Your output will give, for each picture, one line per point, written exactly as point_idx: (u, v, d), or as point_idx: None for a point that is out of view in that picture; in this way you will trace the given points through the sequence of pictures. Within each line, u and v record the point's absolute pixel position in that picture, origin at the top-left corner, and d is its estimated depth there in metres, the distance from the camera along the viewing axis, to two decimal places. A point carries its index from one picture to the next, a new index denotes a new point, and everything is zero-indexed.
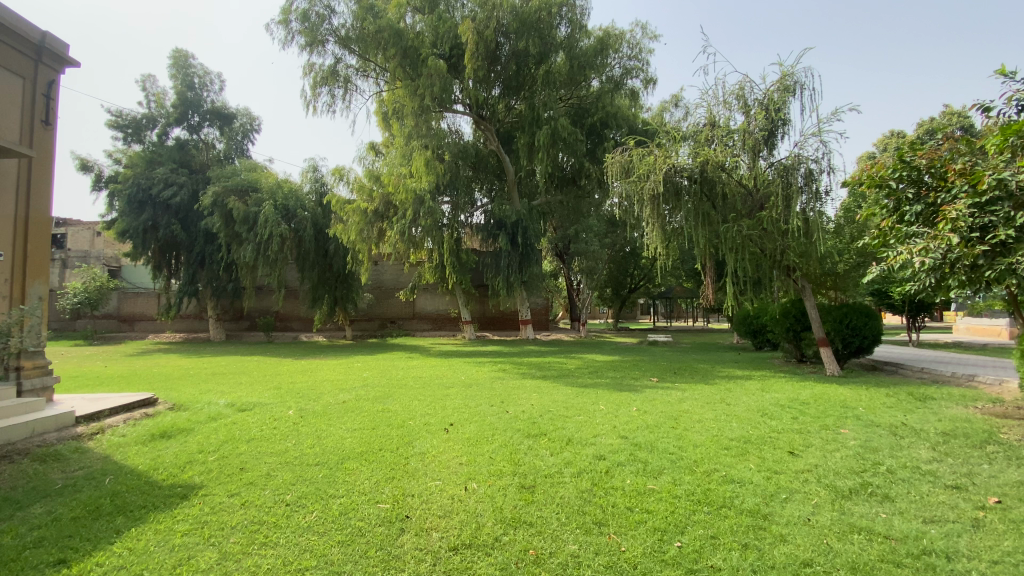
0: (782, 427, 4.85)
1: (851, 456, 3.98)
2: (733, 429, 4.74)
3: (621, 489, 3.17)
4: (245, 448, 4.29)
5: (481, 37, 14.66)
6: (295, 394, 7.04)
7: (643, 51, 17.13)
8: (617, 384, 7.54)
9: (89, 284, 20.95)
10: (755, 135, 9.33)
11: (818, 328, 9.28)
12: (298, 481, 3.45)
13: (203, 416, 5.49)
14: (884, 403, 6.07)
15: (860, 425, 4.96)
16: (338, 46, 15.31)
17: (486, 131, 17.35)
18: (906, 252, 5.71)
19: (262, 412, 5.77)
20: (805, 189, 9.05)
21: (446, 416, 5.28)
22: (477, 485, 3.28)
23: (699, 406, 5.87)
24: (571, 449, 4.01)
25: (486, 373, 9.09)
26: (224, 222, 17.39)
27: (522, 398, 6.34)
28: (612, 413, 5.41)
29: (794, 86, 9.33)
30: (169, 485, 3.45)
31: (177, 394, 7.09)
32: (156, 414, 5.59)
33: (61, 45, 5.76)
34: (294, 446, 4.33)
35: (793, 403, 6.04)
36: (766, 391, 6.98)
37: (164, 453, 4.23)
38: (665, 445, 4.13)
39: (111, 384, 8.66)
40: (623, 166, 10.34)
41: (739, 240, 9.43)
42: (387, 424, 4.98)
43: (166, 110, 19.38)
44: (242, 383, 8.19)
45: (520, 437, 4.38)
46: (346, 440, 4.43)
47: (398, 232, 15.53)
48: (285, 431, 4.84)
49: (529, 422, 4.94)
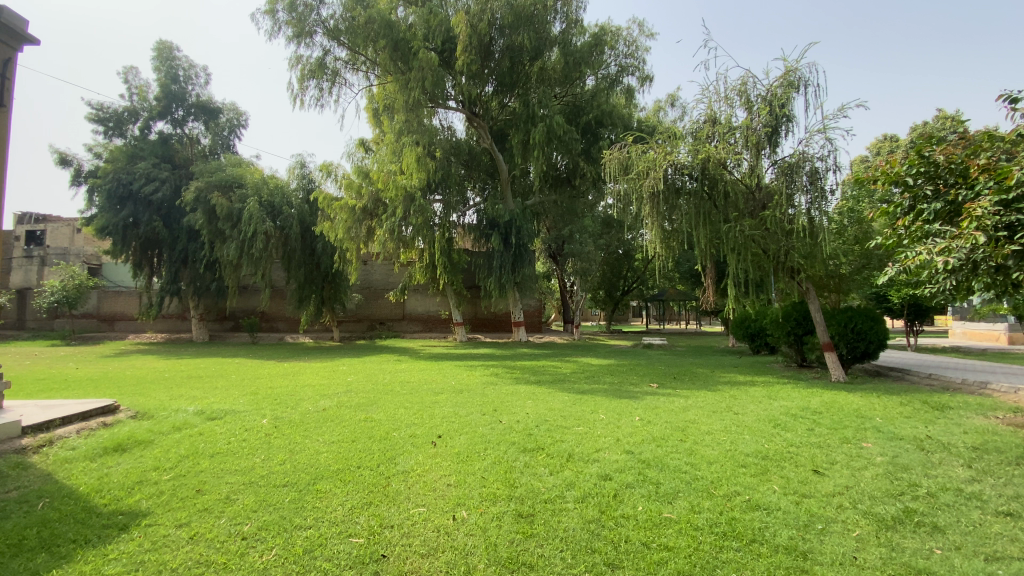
0: (799, 440, 4.47)
1: (882, 476, 3.61)
2: (748, 443, 4.34)
3: (635, 519, 2.76)
4: (206, 465, 3.82)
5: (475, 30, 14.27)
6: (271, 400, 6.56)
7: (640, 49, 16.85)
8: (617, 390, 7.13)
9: (66, 283, 20.15)
10: (757, 133, 9.02)
11: (823, 332, 8.95)
12: (261, 507, 3.00)
13: (167, 426, 5.00)
14: (901, 413, 5.72)
15: (882, 439, 4.59)
16: (327, 38, 14.80)
17: (479, 129, 16.90)
18: (923, 251, 5.40)
19: (234, 422, 5.31)
20: (810, 188, 8.67)
21: (433, 427, 4.84)
22: (467, 514, 2.85)
23: (705, 415, 5.49)
24: (572, 467, 3.59)
25: (477, 377, 8.66)
26: (207, 219, 16.81)
27: (516, 406, 5.92)
28: (613, 423, 5.00)
29: (798, 82, 9.00)
30: (110, 513, 3.00)
31: (143, 399, 6.57)
32: (116, 424, 5.09)
33: (18, 21, 5.18)
34: (262, 462, 3.88)
35: (805, 413, 5.66)
36: (773, 399, 6.58)
37: (113, 471, 3.75)
38: (676, 463, 3.73)
39: (75, 388, 8.07)
40: (621, 163, 9.91)
41: (740, 241, 9.06)
42: (369, 436, 4.55)
43: (148, 104, 18.74)
44: (218, 388, 7.67)
45: (515, 452, 3.95)
46: (321, 456, 3.98)
47: (388, 230, 15.06)
48: (255, 445, 4.37)
49: (524, 434, 4.51)
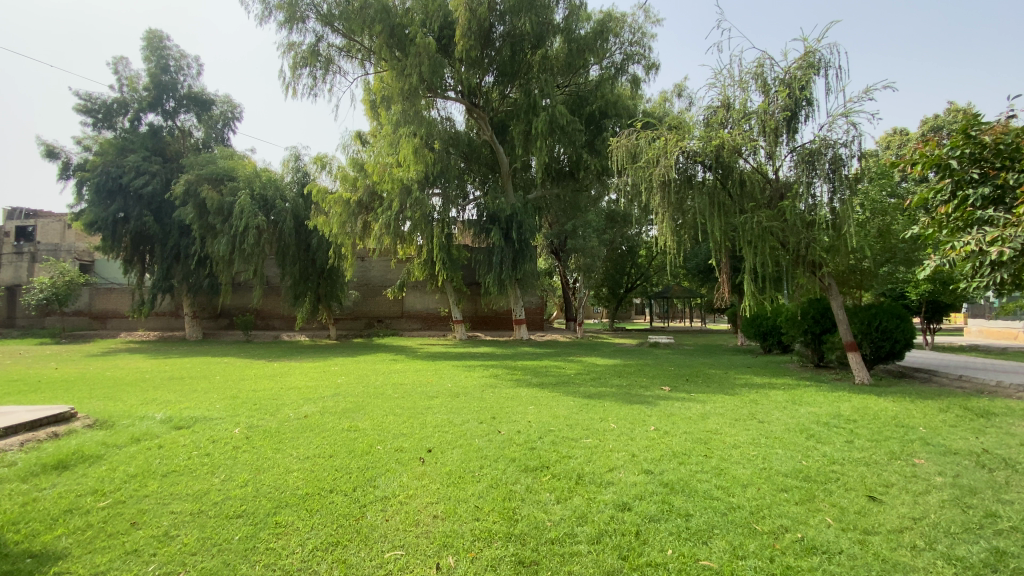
0: (842, 455, 3.88)
1: (951, 503, 3.04)
2: (784, 460, 3.76)
3: (664, 570, 2.24)
4: (153, 488, 3.29)
5: (475, 14, 13.64)
6: (248, 405, 6.00)
7: (646, 36, 16.25)
8: (626, 394, 6.56)
9: (57, 279, 19.48)
10: (775, 117, 8.39)
11: (846, 331, 8.34)
12: (203, 549, 2.49)
13: (124, 438, 4.44)
14: (945, 422, 5.14)
15: (935, 453, 4.02)
16: (319, 23, 14.15)
17: (479, 120, 16.29)
18: (969, 242, 4.60)
19: (202, 431, 4.76)
20: (833, 176, 8.02)
21: (424, 438, 4.29)
22: (454, 561, 2.32)
23: (726, 425, 4.92)
24: (584, 493, 3.03)
25: (475, 379, 8.09)
26: (197, 213, 16.32)
27: (516, 414, 5.35)
28: (626, 434, 4.43)
29: (818, 64, 8.39)
30: (17, 555, 2.50)
31: (108, 405, 6.01)
32: (67, 436, 4.53)
33: None
34: (219, 484, 3.32)
35: (838, 421, 5.08)
36: (799, 404, 6.00)
37: (42, 497, 3.21)
38: (705, 487, 3.15)
39: (44, 391, 7.53)
40: (629, 150, 9.34)
41: (757, 233, 8.47)
42: (350, 450, 4.00)
43: (138, 95, 18.16)
44: (194, 392, 7.11)
45: (515, 472, 3.39)
46: (290, 476, 3.43)
47: (384, 224, 14.51)
48: (217, 460, 3.83)
49: (526, 449, 3.95)
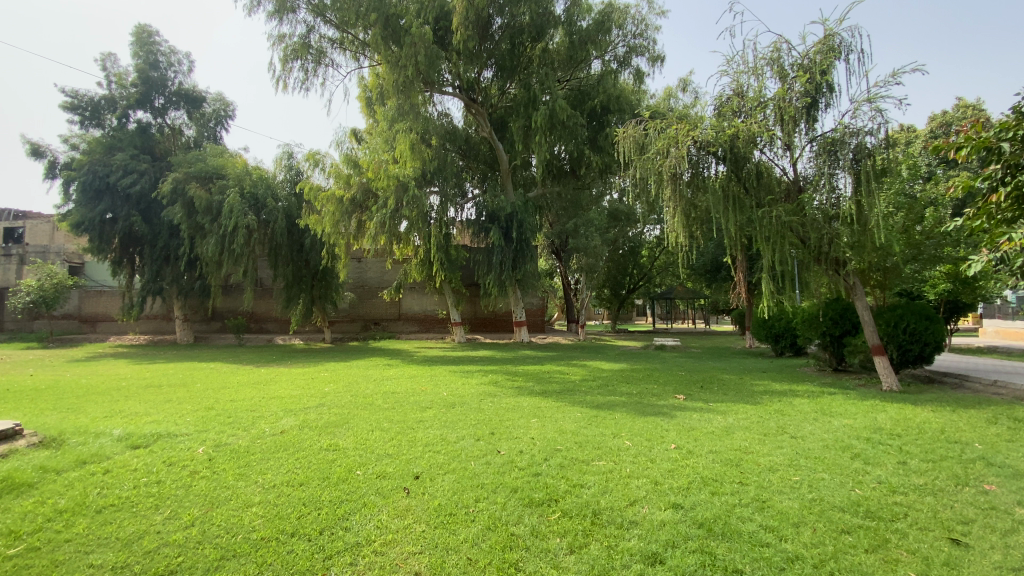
0: (899, 481, 3.32)
1: None
2: (833, 488, 3.19)
3: None
4: (80, 529, 2.72)
5: (472, 5, 13.07)
6: (220, 419, 5.41)
7: (649, 28, 15.61)
8: (639, 404, 5.99)
9: (44, 282, 18.86)
10: (793, 105, 7.79)
11: (872, 333, 7.74)
12: None
13: (69, 460, 3.86)
14: (1000, 436, 4.56)
15: (1005, 477, 3.44)
16: (311, 14, 13.60)
17: (477, 116, 15.69)
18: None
19: (163, 451, 4.18)
20: (858, 166, 7.42)
21: (412, 461, 3.71)
22: None
23: (757, 441, 4.33)
24: (602, 539, 2.46)
25: (473, 387, 7.49)
26: (186, 213, 15.75)
27: (517, 428, 4.76)
28: (644, 455, 3.85)
29: (839, 47, 7.79)
30: None
31: (66, 418, 5.41)
32: (5, 458, 3.95)
33: None
34: (159, 525, 2.74)
35: (881, 436, 4.50)
36: (831, 415, 5.41)
37: None
38: (751, 528, 2.57)
39: (5, 401, 6.93)
40: (636, 141, 8.73)
41: (775, 228, 7.88)
42: (324, 477, 3.42)
43: (126, 91, 17.57)
44: (168, 402, 6.52)
45: (516, 508, 2.81)
46: (248, 511, 2.87)
47: (378, 223, 13.77)
48: (167, 490, 3.25)
49: (529, 476, 3.36)
